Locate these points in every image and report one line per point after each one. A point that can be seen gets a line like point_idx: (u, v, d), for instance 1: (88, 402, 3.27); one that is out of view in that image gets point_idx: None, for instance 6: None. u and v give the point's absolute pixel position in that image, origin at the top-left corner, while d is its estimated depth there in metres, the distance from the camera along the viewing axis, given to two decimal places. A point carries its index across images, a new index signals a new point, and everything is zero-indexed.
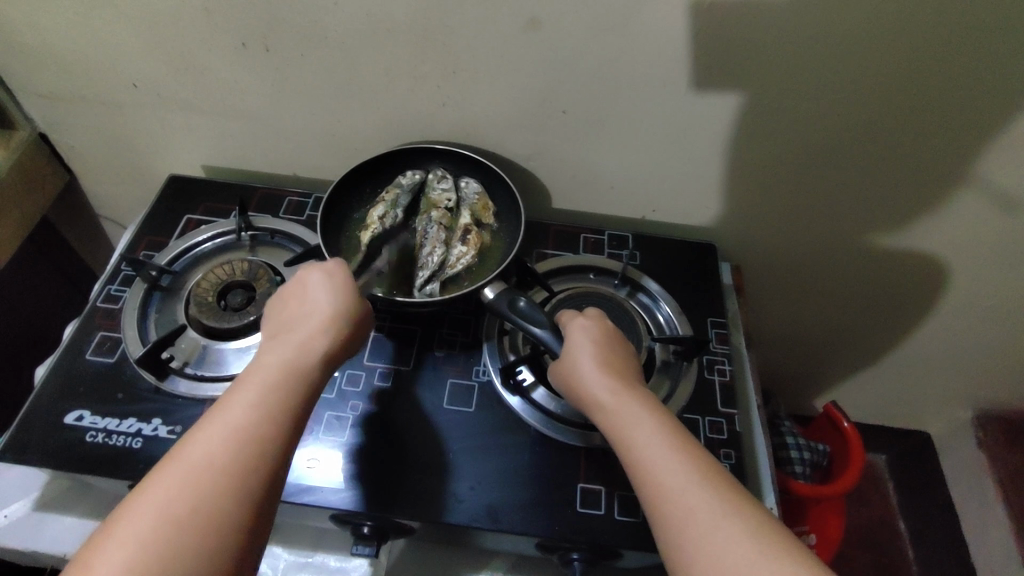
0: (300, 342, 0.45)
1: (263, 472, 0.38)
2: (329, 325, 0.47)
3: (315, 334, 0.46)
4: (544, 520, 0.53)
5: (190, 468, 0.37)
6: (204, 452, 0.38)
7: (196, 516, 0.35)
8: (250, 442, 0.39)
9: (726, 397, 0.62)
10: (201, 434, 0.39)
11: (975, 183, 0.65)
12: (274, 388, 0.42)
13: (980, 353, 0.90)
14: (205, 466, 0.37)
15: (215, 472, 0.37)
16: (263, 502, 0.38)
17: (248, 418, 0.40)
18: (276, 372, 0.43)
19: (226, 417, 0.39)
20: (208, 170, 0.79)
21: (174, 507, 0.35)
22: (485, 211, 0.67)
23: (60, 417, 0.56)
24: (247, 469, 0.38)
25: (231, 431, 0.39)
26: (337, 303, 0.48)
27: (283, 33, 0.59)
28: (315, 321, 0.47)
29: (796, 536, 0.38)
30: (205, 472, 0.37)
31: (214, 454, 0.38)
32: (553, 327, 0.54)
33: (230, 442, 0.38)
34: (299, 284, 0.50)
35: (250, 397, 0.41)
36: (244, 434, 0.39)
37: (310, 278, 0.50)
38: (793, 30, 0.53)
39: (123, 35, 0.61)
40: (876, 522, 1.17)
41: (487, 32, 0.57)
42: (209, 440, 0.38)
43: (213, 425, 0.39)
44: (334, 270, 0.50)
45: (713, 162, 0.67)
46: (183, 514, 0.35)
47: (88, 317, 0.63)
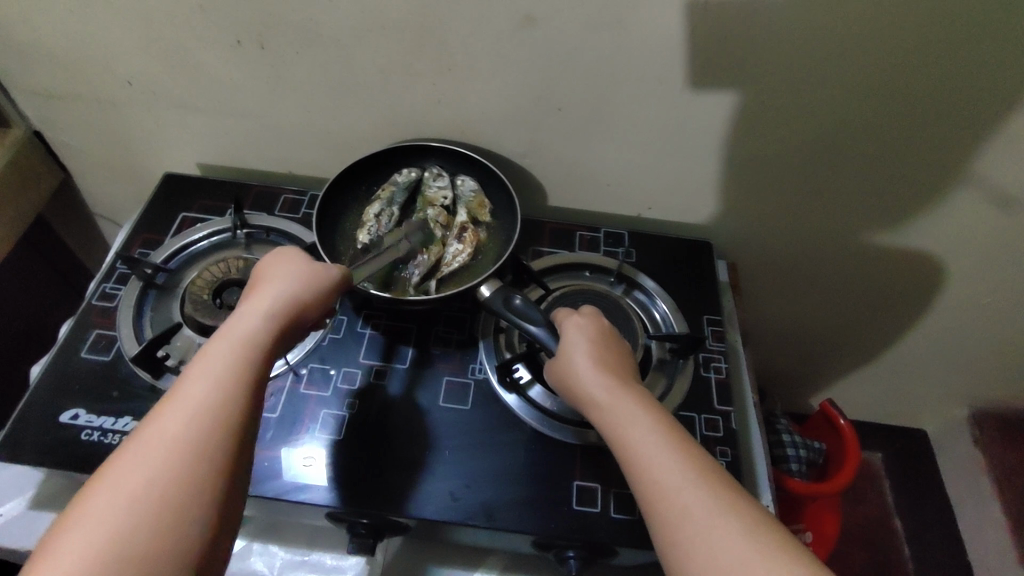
0: (257, 319, 0.44)
1: (228, 458, 0.38)
2: (288, 304, 0.46)
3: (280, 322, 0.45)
4: (539, 518, 0.53)
5: (153, 455, 0.36)
6: (164, 438, 0.37)
7: (161, 506, 0.35)
8: (212, 428, 0.38)
9: (721, 394, 0.62)
10: (161, 420, 0.38)
11: (970, 180, 0.65)
12: (233, 370, 0.41)
13: (975, 350, 0.91)
14: (169, 453, 0.36)
15: (177, 459, 0.36)
16: (231, 489, 0.38)
17: (209, 402, 0.39)
18: (232, 352, 0.42)
19: (186, 400, 0.39)
20: (204, 168, 0.79)
21: (139, 498, 0.35)
22: (481, 209, 0.67)
23: (55, 416, 0.55)
24: (209, 456, 0.37)
25: (202, 421, 0.38)
26: (298, 284, 0.47)
27: (277, 30, 0.59)
28: (272, 299, 0.45)
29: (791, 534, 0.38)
30: (168, 459, 0.36)
31: (176, 440, 0.37)
32: (548, 325, 0.54)
33: (192, 429, 0.38)
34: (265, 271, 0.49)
35: (207, 380, 0.40)
36: (207, 419, 0.38)
37: (278, 265, 0.49)
38: (788, 27, 0.53)
39: (117, 33, 0.61)
40: (872, 520, 1.17)
41: (482, 29, 0.56)
42: (169, 426, 0.38)
43: (173, 410, 0.38)
44: (301, 256, 0.50)
45: (709, 160, 0.67)
46: (149, 505, 0.35)
47: (83, 315, 0.62)
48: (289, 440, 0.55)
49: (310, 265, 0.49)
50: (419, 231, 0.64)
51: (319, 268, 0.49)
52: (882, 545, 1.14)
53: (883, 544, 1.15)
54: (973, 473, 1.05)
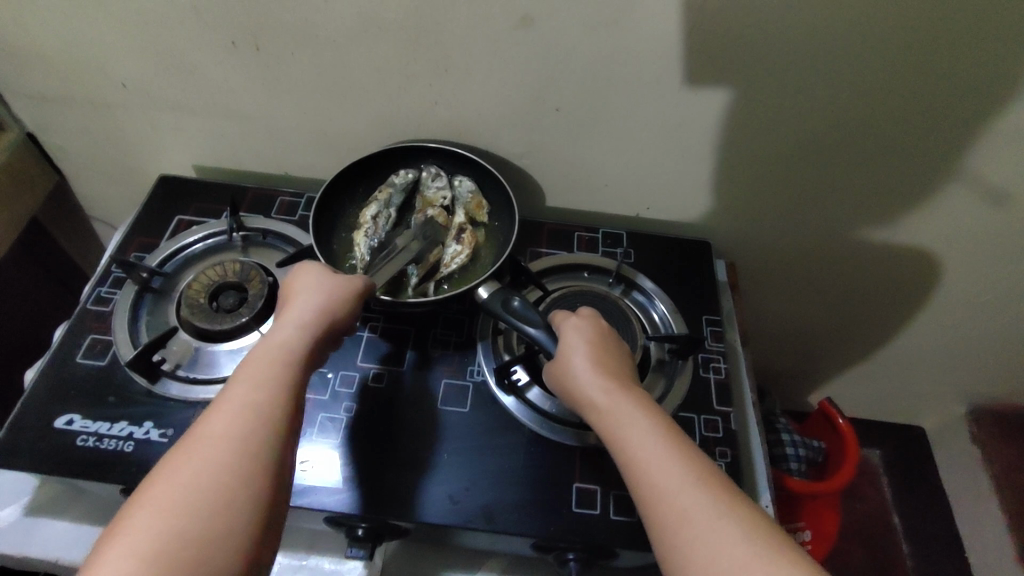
0: (295, 326, 0.46)
1: (273, 453, 0.39)
2: (323, 311, 0.48)
3: (308, 332, 0.46)
4: (540, 520, 0.53)
5: (201, 454, 0.37)
6: (211, 438, 0.38)
7: (209, 501, 0.35)
8: (255, 426, 0.39)
9: (721, 395, 0.62)
10: (207, 423, 0.39)
11: (969, 178, 0.65)
12: (274, 373, 0.42)
13: (973, 347, 0.91)
14: (218, 451, 0.38)
15: (224, 457, 0.37)
16: (277, 486, 0.38)
17: (252, 403, 0.40)
18: (273, 358, 0.43)
19: (229, 402, 0.40)
20: (199, 170, 0.78)
21: (192, 494, 0.36)
22: (479, 210, 0.67)
23: (50, 421, 0.55)
24: (255, 453, 0.38)
25: (235, 428, 0.39)
26: (331, 292, 0.49)
27: (273, 31, 0.58)
28: (307, 308, 0.47)
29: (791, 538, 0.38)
30: (217, 457, 0.37)
31: (223, 439, 0.38)
32: (547, 327, 0.54)
33: (237, 426, 0.39)
34: (292, 287, 0.50)
35: (250, 383, 0.41)
36: (250, 419, 0.39)
37: (303, 280, 0.50)
38: (787, 27, 0.53)
39: (111, 35, 0.61)
40: (872, 519, 1.14)
41: (479, 29, 0.56)
42: (215, 427, 0.39)
43: (219, 414, 0.39)
44: (325, 271, 0.51)
45: (708, 159, 0.67)
46: (201, 499, 0.35)
47: (78, 320, 0.62)
48: None
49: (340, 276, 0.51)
50: (423, 231, 0.63)
51: (349, 280, 0.51)
52: (881, 544, 1.11)
53: (884, 545, 1.11)
54: (971, 470, 1.06)
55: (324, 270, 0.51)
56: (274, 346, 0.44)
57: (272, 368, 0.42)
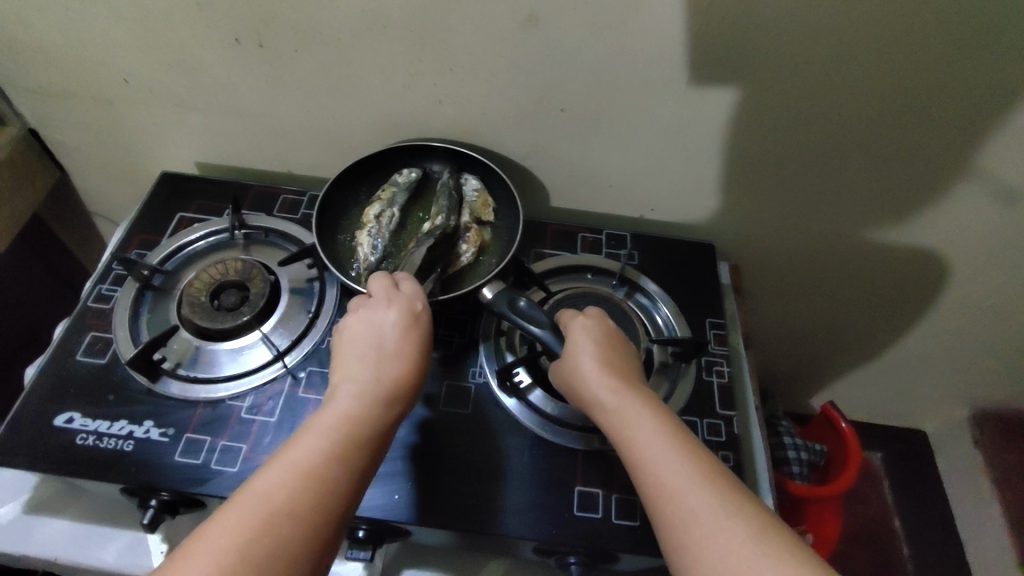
0: (372, 380, 0.46)
1: (344, 490, 0.40)
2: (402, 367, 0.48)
3: (379, 389, 0.45)
4: (542, 523, 0.52)
5: (275, 482, 0.39)
6: (276, 493, 0.38)
7: (280, 532, 0.36)
8: (318, 490, 0.39)
9: (724, 398, 0.62)
10: (273, 474, 0.39)
11: (976, 179, 0.64)
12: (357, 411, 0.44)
13: (976, 350, 0.90)
14: (291, 480, 0.39)
15: (301, 488, 0.38)
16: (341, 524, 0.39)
17: (322, 463, 0.40)
18: (345, 418, 0.43)
19: (299, 459, 0.40)
20: (201, 167, 0.78)
21: (262, 522, 0.37)
22: (485, 208, 0.67)
23: (50, 420, 0.55)
24: (332, 489, 0.39)
25: (299, 486, 0.38)
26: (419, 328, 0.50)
27: (275, 28, 0.58)
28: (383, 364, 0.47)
29: (797, 536, 0.38)
30: (292, 486, 0.38)
31: (284, 497, 0.38)
32: (554, 327, 0.54)
33: (314, 459, 0.40)
34: (373, 328, 0.49)
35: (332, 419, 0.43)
36: (315, 481, 0.39)
37: (387, 323, 0.49)
38: (794, 28, 0.53)
39: (113, 30, 0.60)
40: (874, 521, 1.14)
41: (484, 28, 0.56)
42: (292, 459, 0.40)
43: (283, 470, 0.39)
44: (411, 315, 0.50)
45: (713, 161, 0.67)
46: (270, 528, 0.36)
47: (78, 317, 0.62)
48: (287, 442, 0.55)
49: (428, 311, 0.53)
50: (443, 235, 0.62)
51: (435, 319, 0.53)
52: (882, 544, 1.11)
53: (886, 546, 1.11)
54: (973, 473, 1.05)
55: (409, 315, 0.50)
56: (359, 381, 0.46)
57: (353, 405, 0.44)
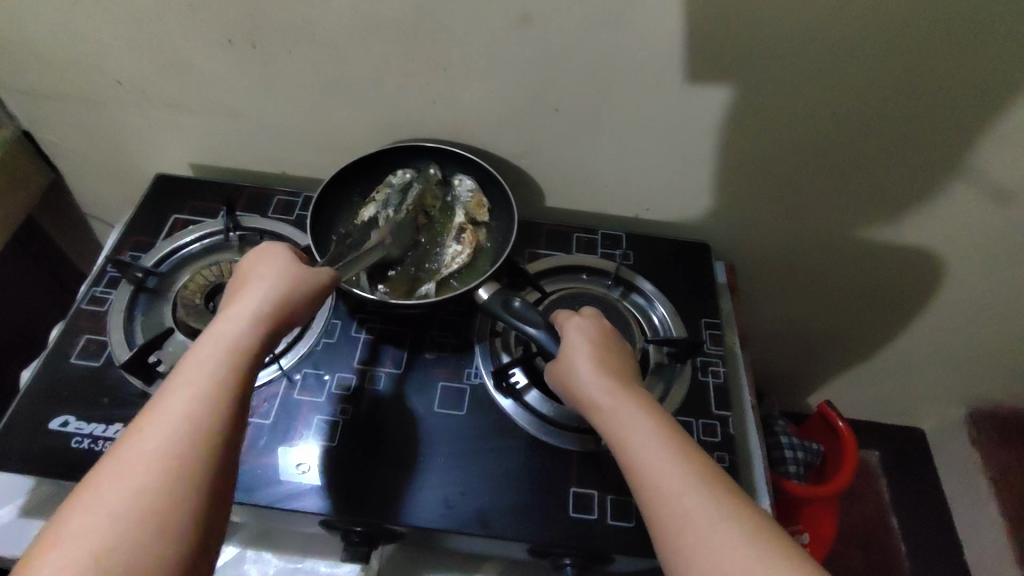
0: (246, 319, 0.43)
1: (222, 427, 0.38)
2: (279, 301, 0.45)
3: (250, 325, 0.43)
4: (537, 525, 0.52)
5: (117, 490, 0.34)
6: (154, 441, 0.36)
7: (132, 545, 0.33)
8: (196, 430, 0.37)
9: (720, 398, 0.62)
10: (150, 423, 0.37)
11: (970, 179, 0.64)
12: (214, 384, 0.39)
13: (973, 348, 0.90)
14: (139, 479, 0.35)
15: (179, 431, 0.37)
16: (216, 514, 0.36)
17: (197, 403, 0.38)
18: (219, 355, 0.40)
19: (175, 403, 0.38)
20: (195, 169, 0.78)
21: (113, 533, 0.33)
22: (480, 209, 0.67)
23: (44, 423, 0.55)
24: (209, 428, 0.37)
25: (177, 430, 0.37)
26: (289, 287, 0.46)
27: (269, 30, 0.58)
28: (259, 299, 0.45)
29: (793, 539, 0.38)
30: (141, 486, 0.35)
31: (162, 442, 0.36)
32: (549, 328, 0.54)
33: (166, 450, 0.36)
34: (246, 275, 0.47)
35: (182, 398, 0.38)
36: (191, 422, 0.37)
37: (259, 267, 0.47)
38: (787, 26, 0.53)
39: (106, 31, 0.60)
40: (870, 520, 1.13)
41: (477, 28, 0.55)
42: (146, 449, 0.36)
43: (157, 419, 0.37)
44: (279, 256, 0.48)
45: (707, 160, 0.67)
46: (150, 478, 0.35)
47: (73, 320, 0.62)
48: (283, 445, 0.55)
49: (296, 264, 0.48)
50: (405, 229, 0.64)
51: (315, 270, 0.49)
52: (878, 543, 1.11)
53: (882, 545, 1.11)
54: (970, 472, 1.05)
55: (284, 258, 0.48)
56: (209, 355, 0.40)
57: (208, 378, 0.39)
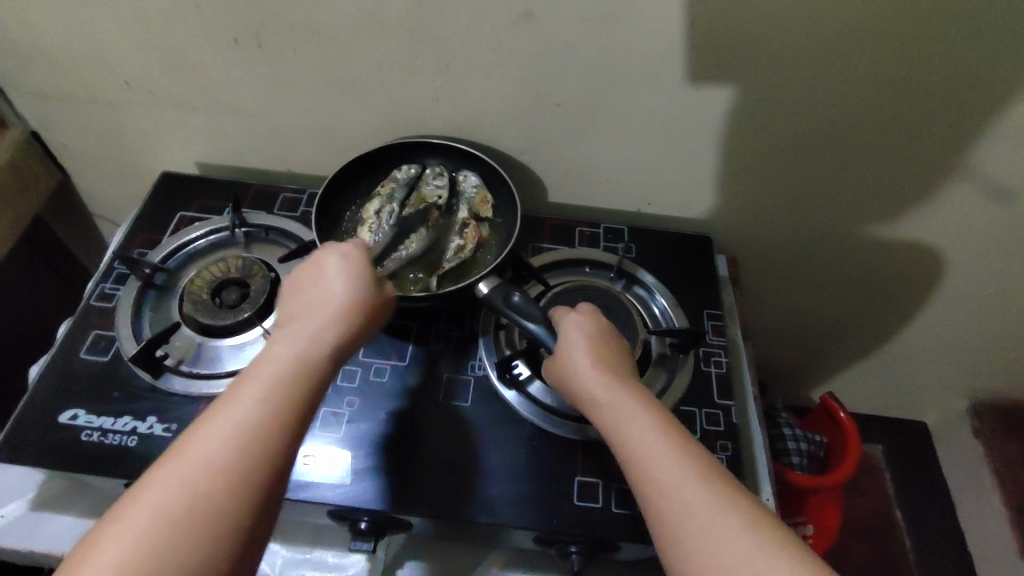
0: (315, 330, 0.43)
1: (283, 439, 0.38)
2: (348, 311, 0.45)
3: (321, 337, 0.43)
4: (543, 512, 0.53)
5: (175, 485, 0.35)
6: (214, 441, 0.37)
7: (182, 543, 0.34)
8: (258, 438, 0.37)
9: (722, 388, 0.62)
10: (211, 421, 0.38)
11: (970, 170, 0.65)
12: (266, 397, 0.39)
13: (975, 341, 0.90)
14: (199, 478, 0.36)
15: (241, 435, 0.37)
16: (257, 529, 0.36)
17: (259, 409, 0.38)
18: (287, 364, 0.41)
19: (237, 407, 0.38)
20: (201, 167, 0.79)
21: (167, 528, 0.34)
22: (484, 205, 0.67)
23: (55, 416, 0.55)
24: (269, 437, 0.38)
25: (238, 432, 0.37)
26: (358, 296, 0.46)
27: (274, 28, 0.59)
28: (331, 306, 0.44)
29: (789, 528, 0.38)
30: (198, 485, 0.35)
31: (223, 445, 0.37)
32: (548, 322, 0.54)
33: (209, 464, 0.36)
34: (317, 272, 0.47)
35: (244, 403, 0.38)
36: (251, 429, 0.37)
37: (328, 261, 0.47)
38: (786, 20, 0.53)
39: (113, 32, 0.61)
40: (875, 514, 1.13)
41: (480, 24, 0.56)
42: (204, 448, 0.37)
43: (219, 419, 0.38)
44: (355, 254, 0.48)
45: (709, 154, 0.67)
46: (208, 477, 0.36)
47: (83, 316, 0.62)
48: None
49: (370, 269, 0.47)
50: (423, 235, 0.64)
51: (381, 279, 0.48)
52: (885, 540, 1.11)
53: (887, 540, 1.11)
54: (974, 466, 1.05)
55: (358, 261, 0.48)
56: (277, 362, 0.41)
57: (263, 392, 0.39)
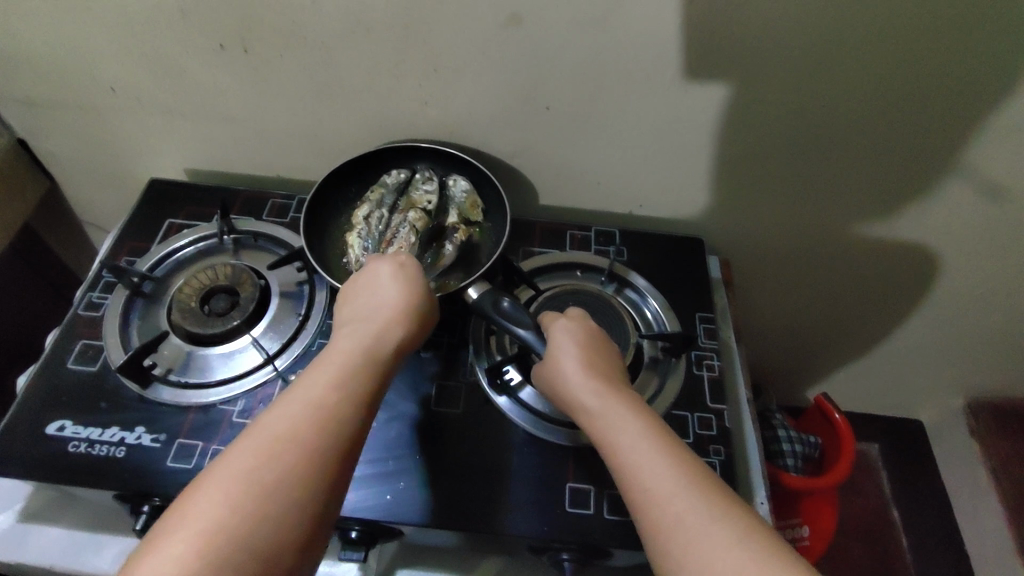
0: (378, 328, 0.46)
1: (353, 423, 0.40)
2: (405, 312, 0.48)
3: (383, 334, 0.46)
4: (534, 520, 0.53)
5: (255, 460, 0.37)
6: (289, 422, 0.39)
7: (266, 511, 0.36)
8: (332, 419, 0.39)
9: (715, 391, 0.62)
10: (285, 404, 0.40)
11: (962, 169, 0.64)
12: (337, 384, 0.41)
13: (969, 340, 0.90)
14: (277, 453, 0.38)
15: (316, 416, 0.39)
16: (328, 507, 0.38)
17: (331, 394, 0.41)
18: (355, 357, 0.44)
19: (309, 394, 0.41)
20: (190, 174, 0.78)
21: (249, 498, 0.36)
22: (474, 210, 0.67)
23: (42, 428, 0.55)
24: (341, 419, 0.40)
25: (313, 413, 0.39)
26: (414, 298, 0.49)
27: (260, 34, 0.58)
28: (390, 307, 0.48)
29: (780, 539, 0.38)
30: (277, 459, 0.37)
31: (297, 425, 0.39)
32: (537, 328, 0.54)
33: (287, 441, 0.38)
34: (372, 279, 0.50)
35: (317, 389, 0.41)
36: (323, 412, 0.40)
37: (381, 269, 0.51)
38: (775, 20, 0.53)
39: (98, 39, 0.60)
40: (870, 513, 1.15)
41: (467, 28, 0.56)
42: (280, 427, 0.39)
43: (293, 403, 0.40)
44: (406, 262, 0.51)
45: (699, 156, 0.67)
46: (286, 453, 0.38)
47: (69, 325, 0.62)
48: None
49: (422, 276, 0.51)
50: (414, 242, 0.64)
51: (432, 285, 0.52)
52: (879, 538, 1.13)
53: (882, 539, 1.13)
54: (970, 464, 1.05)
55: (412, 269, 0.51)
56: (343, 356, 0.43)
57: (334, 380, 0.42)
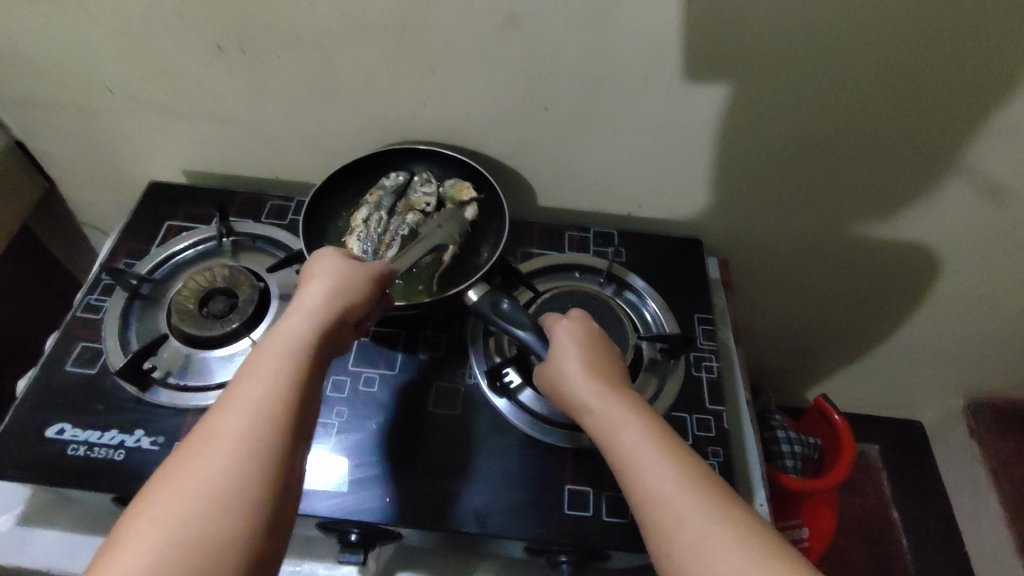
0: (302, 319, 0.44)
1: (286, 420, 0.39)
2: (334, 301, 0.46)
3: (304, 324, 0.44)
4: (533, 522, 0.53)
5: (194, 472, 0.36)
6: (224, 430, 0.38)
7: (207, 523, 0.35)
8: (265, 421, 0.38)
9: (713, 393, 0.62)
10: (221, 412, 0.39)
11: (961, 169, 0.64)
12: (269, 384, 0.40)
13: (968, 339, 0.90)
14: (216, 461, 0.37)
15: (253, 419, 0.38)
16: (279, 506, 0.37)
17: (263, 395, 0.39)
18: (284, 352, 0.42)
19: (241, 397, 0.39)
20: (188, 175, 0.78)
21: (191, 510, 0.35)
22: (462, 190, 0.66)
23: (41, 431, 0.55)
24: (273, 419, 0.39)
25: (249, 417, 0.38)
26: (344, 287, 0.47)
27: (257, 34, 0.58)
28: (316, 298, 0.46)
29: (782, 538, 0.38)
30: (216, 469, 0.36)
31: (232, 431, 0.38)
32: (536, 329, 0.54)
33: (223, 449, 0.37)
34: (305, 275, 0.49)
35: (250, 391, 0.40)
36: (259, 414, 0.39)
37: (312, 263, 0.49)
38: (772, 20, 0.53)
39: (95, 39, 0.60)
40: (870, 513, 1.14)
41: (464, 28, 0.56)
42: (218, 435, 0.38)
43: (229, 409, 0.39)
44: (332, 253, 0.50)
45: (697, 157, 0.67)
46: (223, 460, 0.37)
47: (67, 328, 0.62)
48: None
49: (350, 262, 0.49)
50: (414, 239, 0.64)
51: (364, 269, 0.50)
52: (880, 539, 1.12)
53: (884, 539, 1.11)
54: (969, 464, 1.05)
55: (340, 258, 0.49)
56: (272, 353, 0.42)
57: (267, 379, 0.40)
